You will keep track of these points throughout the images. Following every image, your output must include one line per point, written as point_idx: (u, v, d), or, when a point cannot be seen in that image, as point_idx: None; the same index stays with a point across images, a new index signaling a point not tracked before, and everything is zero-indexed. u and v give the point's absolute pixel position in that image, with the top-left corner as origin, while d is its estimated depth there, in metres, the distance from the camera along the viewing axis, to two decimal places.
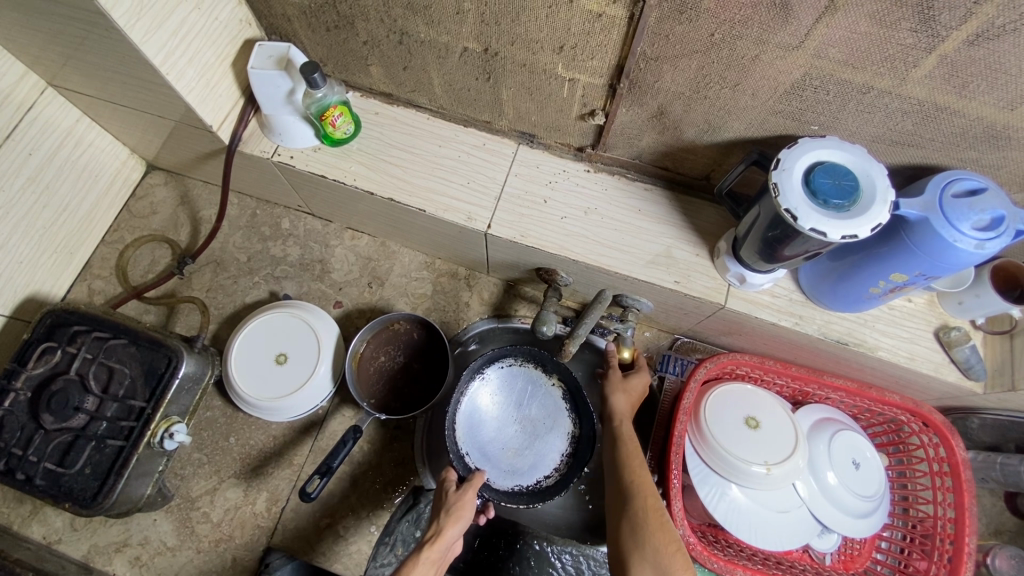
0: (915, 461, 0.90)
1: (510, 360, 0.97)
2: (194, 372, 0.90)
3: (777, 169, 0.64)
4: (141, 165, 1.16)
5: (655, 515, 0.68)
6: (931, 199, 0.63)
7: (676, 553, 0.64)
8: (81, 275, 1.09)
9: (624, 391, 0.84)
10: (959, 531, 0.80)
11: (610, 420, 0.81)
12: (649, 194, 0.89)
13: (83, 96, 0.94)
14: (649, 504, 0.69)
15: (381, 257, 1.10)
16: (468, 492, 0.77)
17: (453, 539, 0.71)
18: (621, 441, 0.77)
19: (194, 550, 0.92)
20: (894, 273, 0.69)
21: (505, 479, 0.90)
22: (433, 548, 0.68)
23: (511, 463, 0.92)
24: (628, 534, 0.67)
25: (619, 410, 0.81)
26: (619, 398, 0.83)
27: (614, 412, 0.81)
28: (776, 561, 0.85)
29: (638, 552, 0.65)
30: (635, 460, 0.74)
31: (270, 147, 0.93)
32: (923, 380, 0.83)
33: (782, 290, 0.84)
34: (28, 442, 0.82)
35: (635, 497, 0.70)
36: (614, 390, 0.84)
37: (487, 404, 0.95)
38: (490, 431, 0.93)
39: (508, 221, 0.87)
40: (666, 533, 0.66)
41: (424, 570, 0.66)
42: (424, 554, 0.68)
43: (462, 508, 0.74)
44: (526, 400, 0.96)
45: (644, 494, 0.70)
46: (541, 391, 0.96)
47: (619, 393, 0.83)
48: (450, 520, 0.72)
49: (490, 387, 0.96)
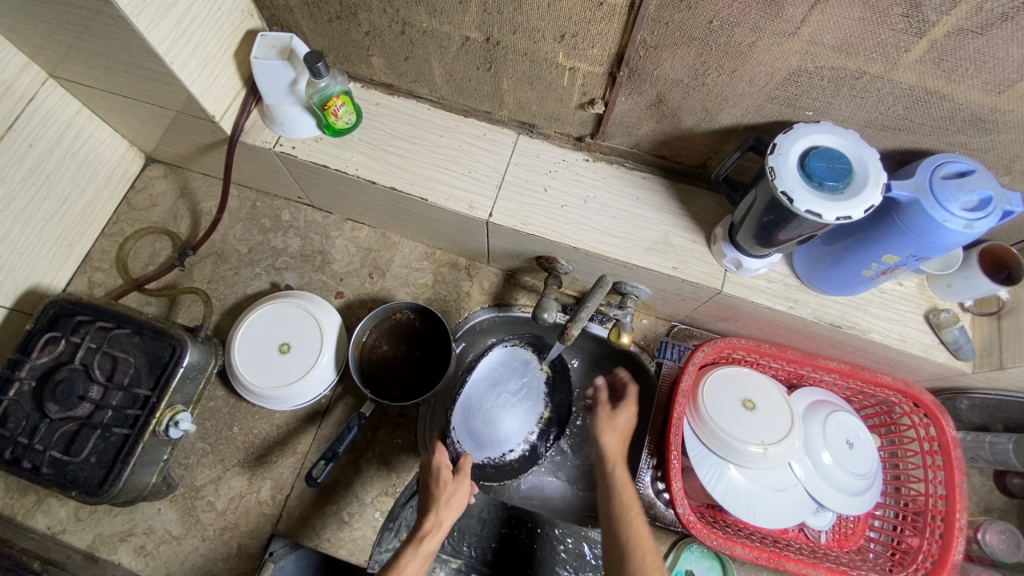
0: (907, 441, 0.92)
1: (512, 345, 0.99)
2: (198, 361, 0.90)
3: (773, 154, 0.65)
4: (140, 158, 1.16)
5: (653, 566, 0.70)
6: (922, 181, 0.65)
7: None
8: (82, 268, 1.09)
9: (612, 428, 0.86)
10: (950, 507, 0.83)
11: (605, 465, 0.83)
12: (646, 182, 0.91)
13: (83, 87, 0.95)
14: (645, 557, 0.72)
15: (382, 248, 1.11)
16: (464, 481, 0.78)
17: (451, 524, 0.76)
18: (616, 494, 0.79)
19: (199, 539, 0.92)
20: (886, 254, 0.71)
21: (474, 446, 0.85)
22: (432, 539, 0.74)
23: (493, 433, 0.85)
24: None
25: (609, 452, 0.83)
26: (609, 438, 0.84)
27: (606, 455, 0.83)
28: (773, 540, 0.88)
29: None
30: (632, 514, 0.76)
31: (272, 137, 0.93)
32: (915, 361, 0.86)
33: (777, 274, 0.86)
34: (33, 431, 0.82)
35: (630, 551, 0.72)
36: (603, 432, 0.85)
37: (495, 373, 0.90)
38: (484, 404, 0.87)
39: (510, 210, 0.89)
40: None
41: (420, 564, 0.72)
42: (424, 545, 0.73)
43: (459, 498, 0.76)
44: (532, 378, 0.91)
45: (640, 553, 0.72)
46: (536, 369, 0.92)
47: (609, 432, 0.85)
48: (448, 512, 0.75)
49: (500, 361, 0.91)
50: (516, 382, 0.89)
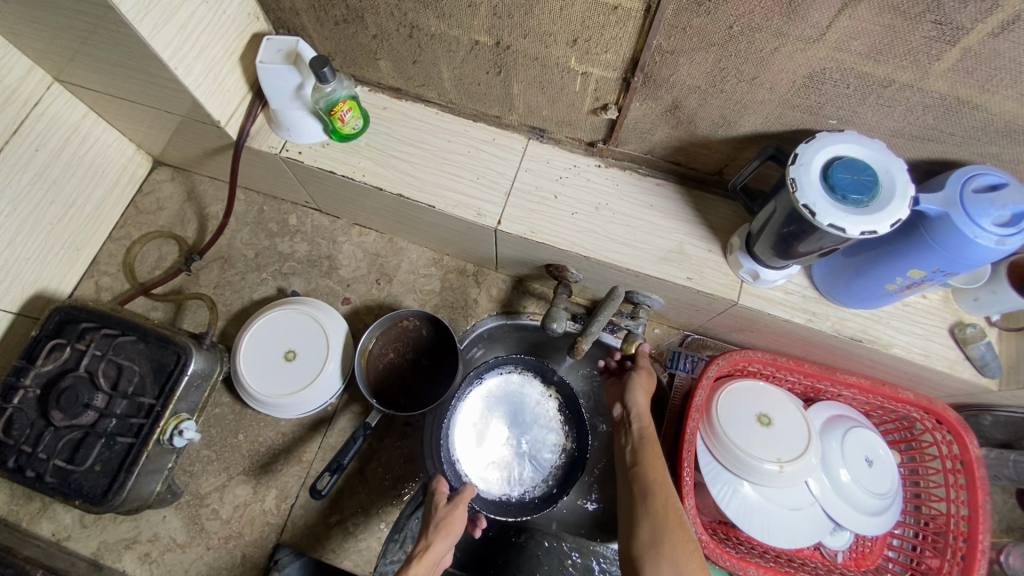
0: (928, 458, 0.89)
1: (510, 367, 0.96)
2: (202, 369, 0.90)
3: (795, 164, 0.63)
4: (147, 160, 1.15)
5: (674, 515, 0.68)
6: (951, 195, 0.62)
7: (693, 554, 0.65)
8: (88, 271, 1.08)
9: (646, 388, 0.83)
10: (973, 529, 0.80)
11: (635, 417, 0.79)
12: (660, 189, 0.88)
13: (89, 90, 0.94)
14: (667, 504, 0.69)
15: (389, 254, 1.10)
16: (458, 506, 0.76)
17: (443, 553, 0.70)
18: (644, 441, 0.76)
19: (204, 547, 0.92)
20: (912, 268, 0.68)
21: (490, 486, 0.90)
22: (421, 564, 0.67)
23: (503, 470, 0.92)
24: (647, 533, 0.67)
25: (639, 407, 0.80)
26: (640, 395, 0.81)
27: (637, 411, 0.80)
28: (788, 559, 0.85)
29: (655, 552, 0.65)
30: (660, 460, 0.74)
31: (278, 142, 0.92)
32: (938, 377, 0.83)
33: (796, 286, 0.83)
34: (37, 439, 0.82)
35: (655, 494, 0.70)
36: (635, 388, 0.82)
37: (492, 409, 0.94)
38: (487, 444, 0.93)
39: (519, 217, 0.87)
40: (683, 533, 0.67)
41: None
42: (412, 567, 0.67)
43: (450, 523, 0.73)
44: (535, 410, 0.95)
45: (665, 495, 0.70)
46: (541, 401, 0.96)
47: (640, 390, 0.82)
48: (439, 535, 0.71)
49: (495, 395, 0.95)
50: (516, 417, 0.95)
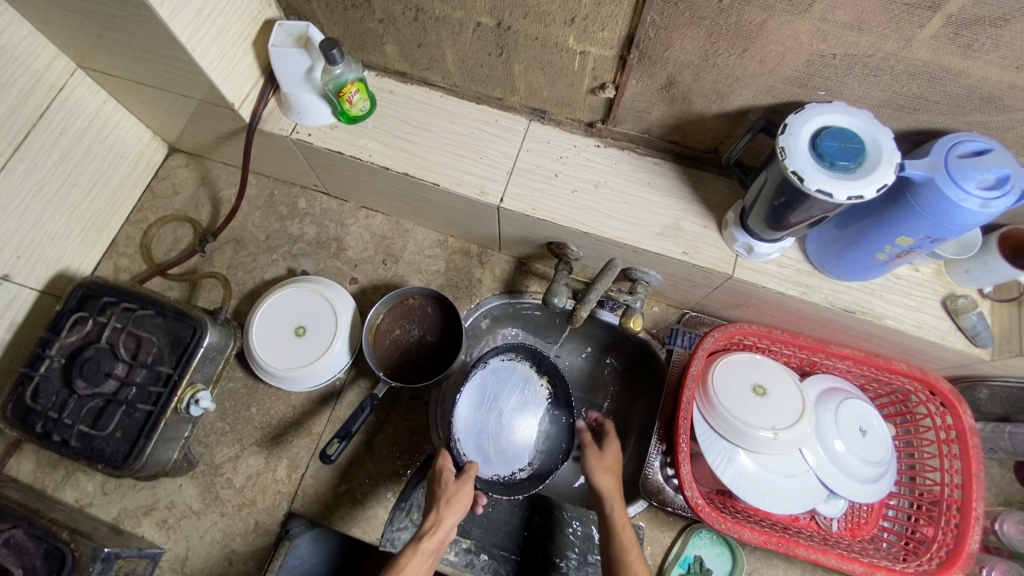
0: (923, 430, 0.91)
1: (512, 354, 0.99)
2: (217, 342, 0.93)
3: (784, 134, 0.65)
4: (163, 147, 1.20)
5: None
6: (937, 160, 0.64)
7: None
8: (108, 253, 1.13)
9: (603, 466, 0.85)
10: (967, 497, 0.82)
11: (602, 503, 0.82)
12: (658, 167, 0.91)
13: (110, 77, 0.98)
14: None
15: (395, 235, 1.13)
16: (467, 484, 0.80)
17: (452, 526, 0.77)
18: (615, 536, 0.79)
19: (218, 514, 0.96)
20: (900, 235, 0.70)
21: (483, 465, 0.91)
22: (433, 540, 0.75)
23: (497, 451, 0.92)
24: None
25: (604, 491, 0.82)
26: (601, 477, 0.83)
27: (599, 495, 0.82)
28: (783, 527, 0.87)
29: None
30: (632, 557, 0.77)
31: (289, 125, 0.95)
32: (931, 348, 0.84)
33: (790, 260, 0.85)
34: (62, 406, 0.86)
35: None
36: (594, 469, 0.84)
37: (495, 390, 0.96)
38: (489, 424, 0.93)
39: (520, 195, 0.89)
40: None
41: (423, 560, 0.74)
42: (423, 545, 0.74)
43: (460, 501, 0.78)
44: (530, 393, 0.97)
45: None
46: (536, 386, 0.98)
47: (599, 471, 0.84)
48: (449, 511, 0.77)
49: (501, 377, 0.97)
50: (518, 399, 0.96)
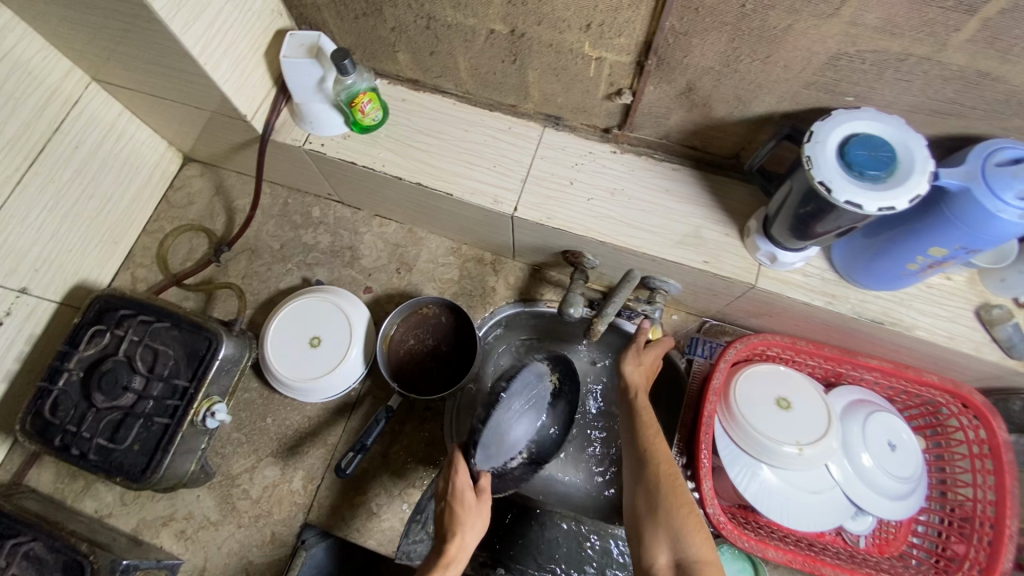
0: (954, 444, 0.88)
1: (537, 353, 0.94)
2: (232, 354, 0.93)
3: (811, 142, 0.62)
4: (178, 157, 1.20)
5: (669, 480, 0.68)
6: (973, 169, 0.61)
7: (689, 515, 0.65)
8: (125, 264, 1.14)
9: (638, 362, 0.83)
10: (1000, 514, 0.79)
11: (627, 393, 0.80)
12: (676, 173, 0.88)
13: (124, 89, 0.98)
14: (667, 470, 0.69)
15: (409, 243, 1.12)
16: (485, 503, 0.76)
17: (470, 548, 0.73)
18: (637, 414, 0.76)
19: (235, 525, 0.96)
20: (933, 246, 0.67)
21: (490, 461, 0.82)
22: (457, 564, 0.70)
23: (508, 449, 0.84)
24: (643, 500, 0.68)
25: (634, 382, 0.80)
26: (632, 368, 0.82)
27: (629, 384, 0.80)
28: (808, 543, 0.85)
29: (652, 515, 0.67)
30: (653, 430, 0.73)
31: (302, 135, 0.95)
32: (964, 360, 0.81)
33: (814, 269, 0.83)
34: (81, 420, 0.87)
35: (650, 461, 0.70)
36: (627, 362, 0.83)
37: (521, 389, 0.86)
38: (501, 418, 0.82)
39: (534, 204, 0.88)
40: (678, 496, 0.67)
41: None
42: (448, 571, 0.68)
43: (481, 522, 0.75)
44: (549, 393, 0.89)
45: (658, 461, 0.70)
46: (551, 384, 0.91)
47: (632, 364, 0.82)
48: (472, 534, 0.73)
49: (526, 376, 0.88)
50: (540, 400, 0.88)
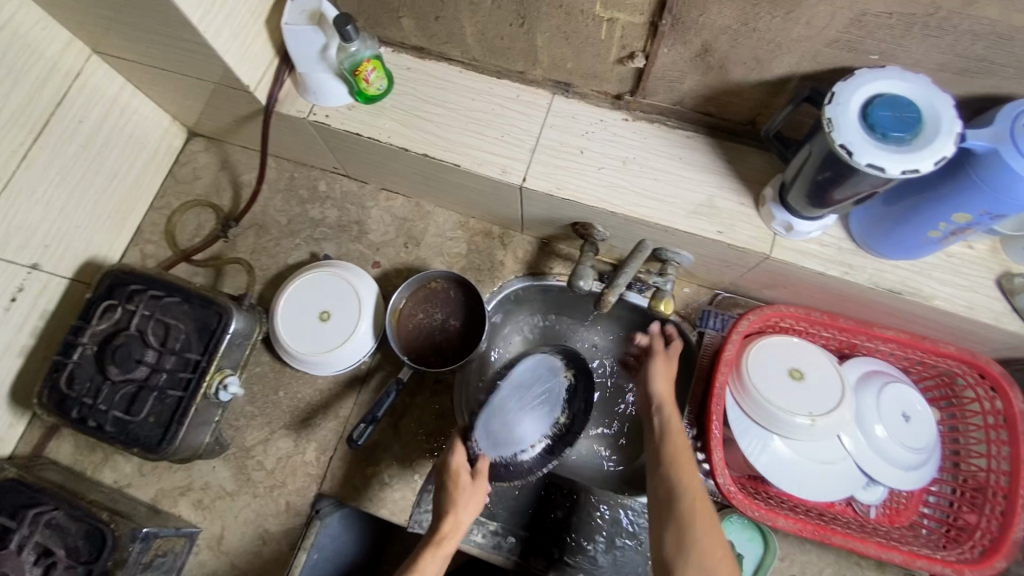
0: (969, 415, 0.87)
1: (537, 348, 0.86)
2: (243, 328, 0.94)
3: (832, 104, 0.60)
4: (182, 132, 1.19)
5: (703, 518, 0.67)
6: (1001, 130, 0.59)
7: (722, 556, 0.64)
8: (134, 240, 1.14)
9: (665, 374, 0.84)
10: (1014, 484, 0.78)
11: (656, 410, 0.80)
12: (690, 141, 0.86)
13: (126, 61, 0.97)
14: (698, 507, 0.68)
15: (416, 217, 1.11)
16: (479, 480, 0.76)
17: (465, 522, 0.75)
18: (668, 440, 0.75)
19: (251, 495, 0.98)
20: (956, 211, 0.65)
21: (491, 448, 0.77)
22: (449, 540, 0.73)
23: (513, 438, 0.77)
24: (672, 537, 0.67)
25: (661, 396, 0.81)
26: (660, 384, 0.82)
27: (657, 401, 0.81)
28: (818, 513, 0.84)
29: (681, 556, 0.65)
30: (683, 460, 0.73)
31: (306, 107, 0.93)
32: (982, 331, 0.80)
33: (831, 238, 0.81)
34: (96, 392, 0.88)
35: (681, 497, 0.69)
36: (655, 376, 0.83)
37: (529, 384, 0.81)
38: (501, 398, 0.79)
39: (544, 174, 0.86)
40: (710, 534, 0.66)
41: (436, 564, 0.71)
42: (440, 549, 0.72)
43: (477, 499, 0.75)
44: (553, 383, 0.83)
45: (692, 495, 0.69)
46: (559, 377, 0.84)
47: (659, 375, 0.83)
48: (466, 512, 0.74)
49: (524, 366, 0.83)
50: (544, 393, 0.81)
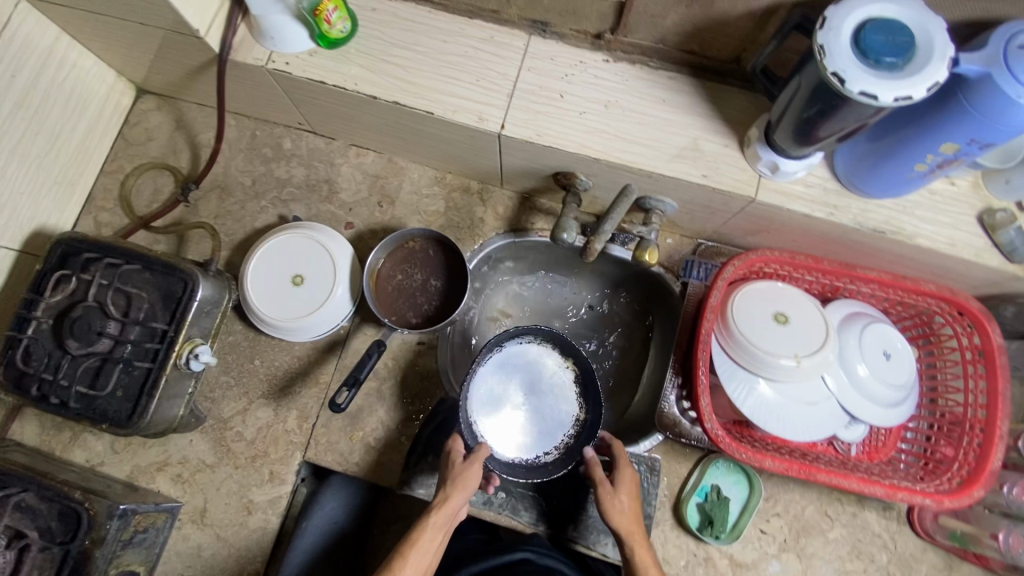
0: (946, 352, 0.88)
1: (530, 338, 0.95)
2: (211, 295, 0.89)
3: (823, 29, 0.57)
4: (130, 89, 1.10)
5: None
6: (994, 53, 0.57)
7: None
8: (86, 208, 1.06)
9: (615, 505, 0.77)
10: (991, 416, 0.80)
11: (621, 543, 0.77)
12: (672, 82, 0.83)
13: (58, 6, 0.88)
14: None
15: (389, 174, 1.06)
16: (474, 463, 0.79)
17: (460, 504, 0.76)
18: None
19: (232, 467, 0.95)
20: (944, 142, 0.64)
21: (505, 450, 0.89)
22: (440, 514, 0.75)
23: (527, 435, 0.91)
24: None
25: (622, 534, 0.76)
26: (618, 517, 0.76)
27: (620, 536, 0.76)
28: (802, 454, 0.85)
29: None
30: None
31: (263, 54, 0.86)
32: (963, 267, 0.80)
33: (816, 179, 0.79)
34: (57, 368, 0.83)
35: None
36: (611, 515, 0.76)
37: (531, 379, 0.94)
38: (500, 398, 0.92)
39: (523, 120, 0.82)
40: None
41: (431, 535, 0.74)
42: (431, 519, 0.74)
43: (467, 478, 0.77)
44: (552, 378, 0.95)
45: None
46: (562, 372, 0.95)
47: (609, 511, 0.76)
48: (456, 489, 0.76)
49: (511, 363, 0.94)
50: (548, 386, 0.94)
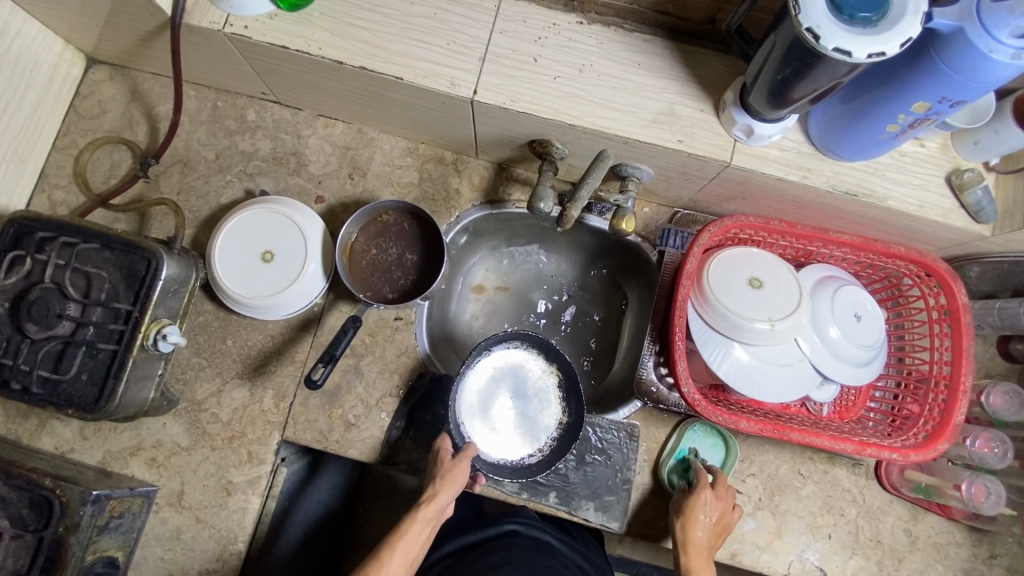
0: (914, 312, 0.91)
1: (518, 343, 0.93)
2: (177, 274, 0.86)
3: None
4: (80, 58, 1.04)
5: None
6: (967, 7, 0.57)
7: None
8: (39, 186, 1.01)
9: (685, 510, 0.82)
10: (956, 372, 0.83)
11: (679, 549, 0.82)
12: (647, 44, 0.81)
13: None
14: None
15: (360, 145, 1.03)
16: (462, 460, 0.79)
17: (449, 499, 0.77)
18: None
19: (208, 449, 0.93)
20: (916, 101, 0.64)
21: (490, 451, 0.89)
22: (429, 509, 0.76)
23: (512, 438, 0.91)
24: None
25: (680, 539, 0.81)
26: (679, 520, 0.82)
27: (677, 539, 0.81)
28: (776, 415, 0.87)
29: None
30: None
31: (220, 17, 0.82)
32: (931, 228, 0.82)
33: (791, 142, 0.79)
34: (16, 352, 0.79)
35: None
36: (677, 516, 0.83)
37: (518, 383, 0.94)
38: (487, 401, 0.92)
39: (495, 85, 0.80)
40: None
41: (419, 528, 0.75)
42: (419, 513, 0.76)
43: (456, 475, 0.78)
44: (538, 383, 0.94)
45: None
46: (547, 378, 0.94)
47: (678, 516, 0.82)
48: (444, 485, 0.77)
49: (497, 367, 0.94)
50: (535, 390, 0.94)
